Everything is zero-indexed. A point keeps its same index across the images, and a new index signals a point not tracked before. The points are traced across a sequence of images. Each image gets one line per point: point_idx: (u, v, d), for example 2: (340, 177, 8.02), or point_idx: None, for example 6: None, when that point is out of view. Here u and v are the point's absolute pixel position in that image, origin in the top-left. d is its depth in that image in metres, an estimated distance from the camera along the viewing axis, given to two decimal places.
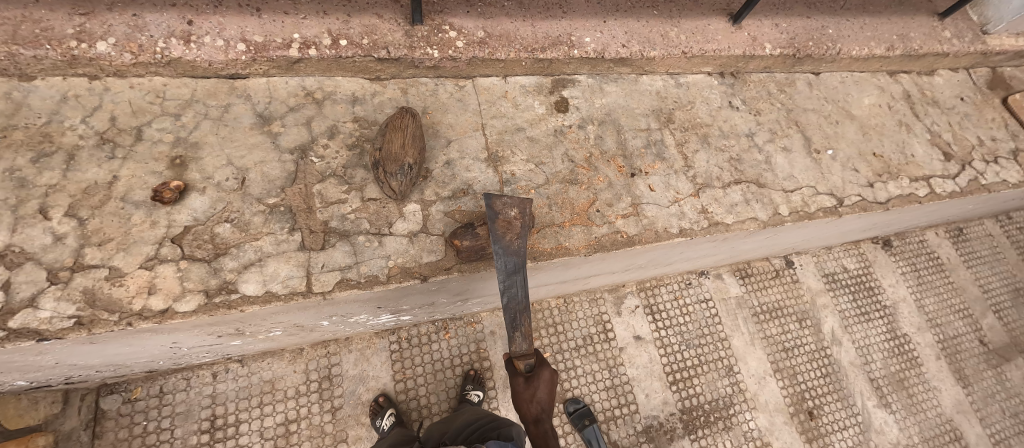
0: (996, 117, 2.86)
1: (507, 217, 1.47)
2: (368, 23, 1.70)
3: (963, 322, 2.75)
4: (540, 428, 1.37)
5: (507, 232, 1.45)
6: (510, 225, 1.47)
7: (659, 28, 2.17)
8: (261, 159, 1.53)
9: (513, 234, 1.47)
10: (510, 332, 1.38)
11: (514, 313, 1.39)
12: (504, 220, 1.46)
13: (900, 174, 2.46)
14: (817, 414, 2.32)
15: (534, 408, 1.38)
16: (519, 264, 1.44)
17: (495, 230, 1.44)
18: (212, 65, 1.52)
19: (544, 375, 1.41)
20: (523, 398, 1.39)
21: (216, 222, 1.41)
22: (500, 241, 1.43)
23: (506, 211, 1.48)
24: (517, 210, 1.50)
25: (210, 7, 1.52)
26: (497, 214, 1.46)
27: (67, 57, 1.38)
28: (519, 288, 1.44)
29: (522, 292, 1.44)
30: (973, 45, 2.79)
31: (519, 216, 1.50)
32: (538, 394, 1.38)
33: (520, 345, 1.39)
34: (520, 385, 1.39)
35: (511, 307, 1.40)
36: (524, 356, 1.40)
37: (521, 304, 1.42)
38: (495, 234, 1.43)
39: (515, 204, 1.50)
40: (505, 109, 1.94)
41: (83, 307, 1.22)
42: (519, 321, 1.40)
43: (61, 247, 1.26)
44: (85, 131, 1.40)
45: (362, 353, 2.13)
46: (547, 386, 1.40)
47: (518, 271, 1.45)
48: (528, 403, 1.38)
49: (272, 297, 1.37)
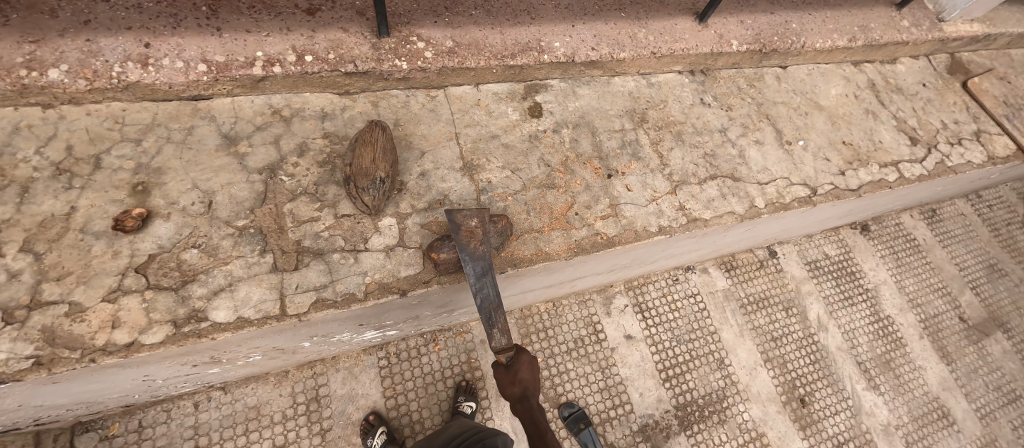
0: (958, 100, 2.95)
1: (469, 227, 1.47)
2: (334, 37, 1.67)
3: (942, 300, 2.82)
4: (526, 409, 1.36)
5: (472, 241, 1.45)
6: (474, 233, 1.47)
7: (627, 30, 2.20)
8: (228, 180, 1.49)
9: (478, 241, 1.47)
10: (488, 330, 1.40)
11: (489, 313, 1.42)
12: (467, 229, 1.46)
13: (870, 161, 2.52)
14: (809, 401, 2.34)
15: (517, 390, 1.36)
16: (487, 266, 1.44)
17: (460, 241, 1.44)
18: (172, 88, 1.48)
19: (524, 358, 1.39)
20: (505, 382, 1.37)
21: (182, 248, 1.36)
22: (465, 249, 1.43)
23: (467, 221, 1.47)
24: (478, 219, 1.50)
25: (167, 28, 1.48)
26: (458, 226, 1.45)
27: (17, 86, 1.32)
28: (490, 289, 1.44)
29: (494, 292, 1.45)
30: (931, 32, 2.88)
31: (479, 225, 1.49)
32: (519, 376, 1.37)
33: (499, 340, 1.40)
34: (501, 370, 1.38)
35: (485, 307, 1.43)
36: (503, 350, 1.41)
37: (495, 303, 1.44)
38: (460, 245, 1.43)
39: (474, 214, 1.50)
40: (478, 117, 1.93)
41: (42, 345, 1.17)
42: (496, 318, 1.42)
43: (16, 285, 1.21)
44: (40, 162, 1.35)
45: (350, 371, 2.08)
46: (528, 368, 1.39)
47: (487, 274, 1.45)
48: (511, 386, 1.36)
49: (244, 323, 1.33)
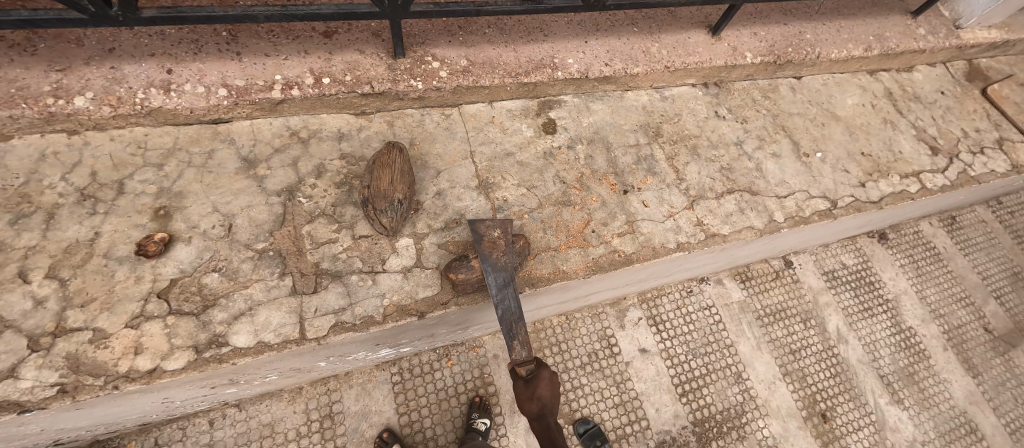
0: (978, 108, 2.90)
1: (491, 237, 1.51)
2: (351, 59, 1.69)
3: (966, 311, 2.74)
4: (541, 426, 1.38)
5: (494, 252, 1.48)
6: (496, 244, 1.51)
7: (640, 44, 2.19)
8: (247, 203, 1.50)
9: (500, 252, 1.50)
10: (508, 342, 1.38)
11: (510, 324, 1.40)
12: (489, 240, 1.50)
13: (890, 171, 2.47)
14: (831, 416, 2.28)
15: (534, 406, 1.37)
16: (509, 278, 1.46)
17: (482, 250, 1.47)
18: (193, 112, 1.50)
19: (545, 374, 1.39)
20: (522, 398, 1.38)
21: (203, 272, 1.37)
22: (487, 259, 1.46)
23: (490, 232, 1.51)
24: (500, 231, 1.53)
25: (189, 54, 1.51)
26: (481, 236, 1.49)
27: (44, 114, 1.34)
28: (511, 300, 1.44)
29: (515, 304, 1.44)
30: (948, 40, 2.84)
31: (502, 236, 1.53)
32: (538, 394, 1.37)
33: (520, 352, 1.38)
34: (519, 386, 1.39)
35: (506, 318, 1.41)
36: (524, 363, 1.38)
37: (515, 315, 1.42)
38: (482, 254, 1.46)
39: (498, 225, 1.54)
40: (493, 134, 1.93)
41: (66, 373, 1.18)
42: (516, 331, 1.40)
43: (41, 312, 1.22)
44: (65, 188, 1.37)
45: (363, 388, 2.07)
46: (548, 385, 1.39)
47: (508, 284, 1.46)
48: (528, 403, 1.37)
49: (264, 347, 1.33)
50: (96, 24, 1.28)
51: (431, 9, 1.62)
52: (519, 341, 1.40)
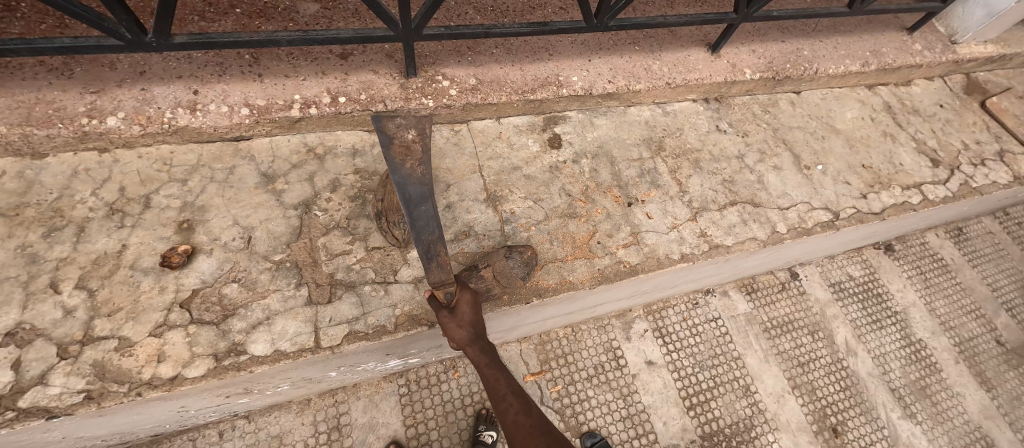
0: (977, 121, 2.94)
1: (404, 142, 1.41)
2: (365, 79, 1.77)
3: (977, 323, 2.73)
4: (478, 349, 1.30)
5: (407, 161, 1.39)
6: (409, 150, 1.41)
7: (642, 62, 2.27)
8: (266, 216, 1.56)
9: (414, 161, 1.40)
10: (425, 264, 1.34)
11: (428, 245, 1.36)
12: (402, 145, 1.40)
13: (891, 183, 2.51)
14: (842, 431, 2.27)
15: (466, 331, 1.29)
16: (426, 192, 1.38)
17: (393, 160, 1.38)
18: (217, 130, 1.57)
19: (464, 297, 1.33)
20: (451, 326, 1.28)
21: (223, 282, 1.43)
22: (398, 170, 1.37)
23: (401, 134, 1.41)
24: (415, 133, 1.43)
25: (214, 76, 1.59)
26: (390, 140, 1.40)
27: (79, 133, 1.42)
28: (428, 217, 1.38)
29: (434, 223, 1.38)
30: (944, 55, 2.90)
31: (417, 140, 1.43)
32: (464, 317, 1.30)
33: (438, 275, 1.34)
34: (445, 315, 1.29)
35: (424, 238, 1.36)
36: (443, 287, 1.33)
37: (434, 234, 1.37)
38: (393, 164, 1.37)
39: (410, 126, 1.44)
40: (500, 149, 2.00)
41: (93, 380, 1.23)
42: (434, 252, 1.35)
43: (70, 321, 1.28)
44: (95, 203, 1.44)
45: (370, 399, 2.08)
46: (471, 307, 1.33)
47: (424, 199, 1.38)
48: (458, 329, 1.29)
49: (281, 356, 1.38)
50: (131, 49, 1.37)
51: (442, 32, 1.70)
52: (437, 263, 1.36)
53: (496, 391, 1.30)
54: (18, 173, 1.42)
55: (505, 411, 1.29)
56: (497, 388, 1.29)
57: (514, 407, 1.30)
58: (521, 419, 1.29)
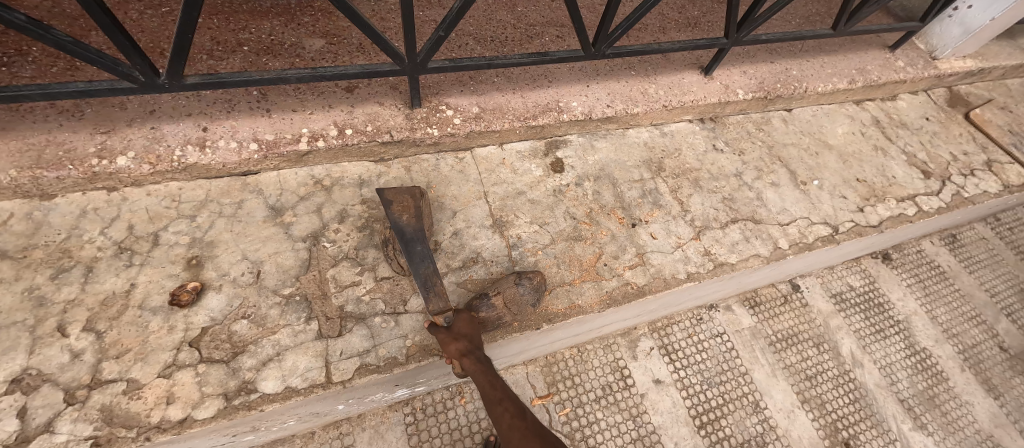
0: (963, 132, 3.03)
1: (401, 202, 1.55)
2: (371, 111, 1.80)
3: (978, 329, 2.69)
4: (472, 359, 1.32)
5: (403, 215, 1.52)
6: (406, 208, 1.55)
7: (639, 86, 2.33)
8: (275, 249, 1.56)
9: (410, 215, 1.54)
10: (424, 293, 1.40)
11: (426, 278, 1.44)
12: (399, 204, 1.54)
13: (886, 196, 2.55)
14: (854, 445, 2.19)
15: (461, 344, 1.34)
16: (421, 237, 1.50)
17: (392, 214, 1.51)
18: (225, 166, 1.59)
19: (462, 317, 1.42)
20: (447, 341, 1.33)
21: (233, 319, 1.41)
22: (396, 222, 1.50)
23: (398, 197, 1.55)
24: (409, 195, 1.58)
25: (223, 113, 1.62)
26: (390, 201, 1.53)
27: (88, 174, 1.43)
28: (425, 257, 1.48)
29: (429, 260, 1.49)
30: (926, 70, 3.01)
31: (412, 200, 1.57)
32: (461, 331, 1.37)
33: (436, 302, 1.40)
34: (441, 331, 1.35)
35: (422, 273, 1.44)
36: (442, 312, 1.41)
37: (430, 269, 1.46)
38: (393, 218, 1.50)
39: (405, 191, 1.58)
40: (504, 175, 2.02)
41: (101, 425, 1.20)
42: (431, 284, 1.43)
43: (78, 365, 1.25)
44: (103, 242, 1.44)
45: (376, 430, 1.87)
46: (468, 325, 1.40)
47: (420, 242, 1.50)
48: (454, 342, 1.33)
49: (292, 392, 1.35)
50: (144, 91, 1.40)
51: (447, 65, 1.75)
52: (435, 295, 1.42)
53: (491, 396, 1.27)
54: (26, 215, 1.42)
55: (501, 415, 1.23)
56: (492, 392, 1.27)
57: (510, 410, 1.25)
58: (516, 422, 1.22)
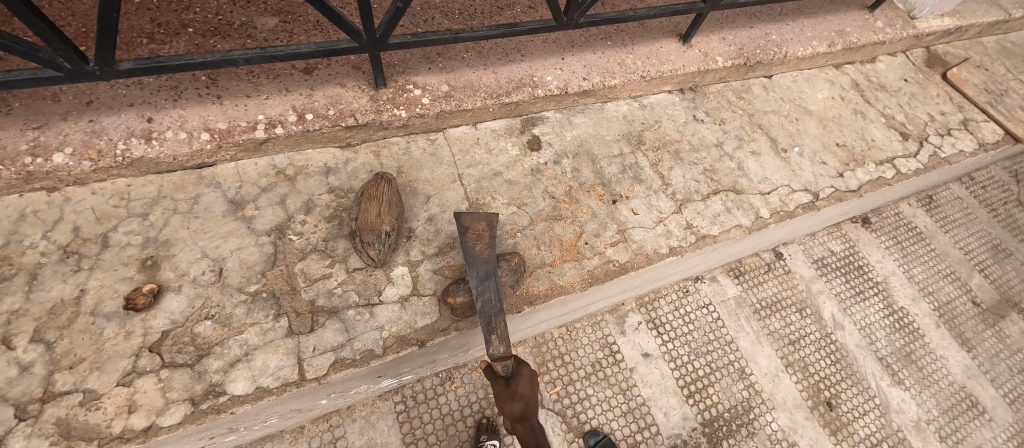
0: (941, 92, 3.02)
1: (476, 229, 1.48)
2: (333, 93, 1.70)
3: (953, 286, 2.74)
4: (526, 426, 1.30)
5: (478, 245, 1.45)
6: (481, 236, 1.48)
7: (615, 57, 2.24)
8: (237, 245, 1.48)
9: (484, 245, 1.47)
10: (486, 335, 1.36)
11: (490, 318, 1.39)
12: (474, 232, 1.47)
13: (865, 160, 2.54)
14: (836, 404, 2.22)
15: (518, 405, 1.31)
16: (491, 271, 1.44)
17: (466, 242, 1.45)
18: (176, 159, 1.49)
19: (523, 371, 1.37)
20: (504, 397, 1.32)
21: (195, 321, 1.34)
22: (469, 251, 1.44)
23: (474, 223, 1.48)
24: (486, 223, 1.49)
25: (169, 101, 1.51)
26: (465, 227, 1.47)
27: (22, 174, 1.32)
28: (492, 293, 1.43)
29: (496, 297, 1.43)
30: (905, 30, 2.97)
31: (487, 228, 1.49)
32: (519, 389, 1.33)
33: (497, 347, 1.35)
34: (500, 385, 1.34)
35: (487, 311, 1.39)
36: (502, 359, 1.36)
37: (495, 308, 1.41)
38: (466, 246, 1.44)
39: (483, 217, 1.50)
40: (479, 156, 1.94)
41: (58, 440, 1.13)
42: (495, 324, 1.38)
43: (28, 378, 1.18)
44: (47, 246, 1.34)
45: (368, 420, 1.81)
46: (528, 382, 1.36)
47: (490, 276, 1.44)
48: (510, 401, 1.31)
49: (264, 392, 1.30)
50: (72, 80, 1.28)
51: (409, 40, 1.65)
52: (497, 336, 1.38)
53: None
54: None
55: None
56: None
57: None
58: None
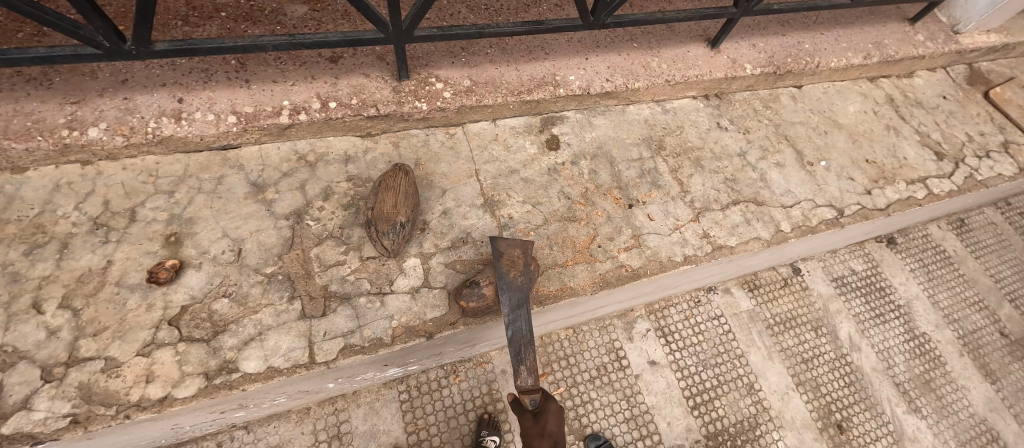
0: (981, 112, 2.90)
1: (511, 256, 1.50)
2: (357, 83, 1.72)
3: (980, 315, 2.63)
4: None
5: (511, 271, 1.48)
6: (515, 263, 1.50)
7: (640, 59, 2.21)
8: (256, 227, 1.52)
9: (517, 271, 1.49)
10: (516, 366, 1.38)
11: (519, 347, 1.41)
12: (509, 258, 1.49)
13: (895, 178, 2.46)
14: (847, 427, 2.17)
15: (546, 444, 1.34)
16: (523, 299, 1.47)
17: (500, 268, 1.47)
18: (203, 139, 1.53)
19: (552, 408, 1.39)
20: (533, 434, 1.35)
21: (213, 298, 1.38)
22: (503, 278, 1.46)
23: (509, 250, 1.50)
24: (521, 249, 1.52)
25: (200, 83, 1.55)
26: (501, 253, 1.48)
27: (59, 146, 1.38)
28: (523, 322, 1.45)
29: (526, 326, 1.45)
30: (947, 45, 2.85)
31: (522, 255, 1.52)
32: (547, 428, 1.35)
33: (526, 379, 1.37)
34: (528, 420, 1.37)
35: (517, 340, 1.42)
36: (530, 393, 1.37)
37: (525, 337, 1.43)
38: (500, 272, 1.46)
39: (519, 243, 1.52)
40: (497, 152, 1.94)
41: (79, 403, 1.18)
42: (525, 355, 1.40)
43: (55, 342, 1.23)
44: (78, 218, 1.40)
45: (371, 407, 1.84)
46: (555, 418, 1.38)
47: (521, 304, 1.46)
48: (538, 439, 1.34)
49: (275, 372, 1.33)
50: (110, 58, 1.33)
51: (434, 33, 1.66)
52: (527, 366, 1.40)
53: None
54: None
55: None
56: None
57: None
58: None
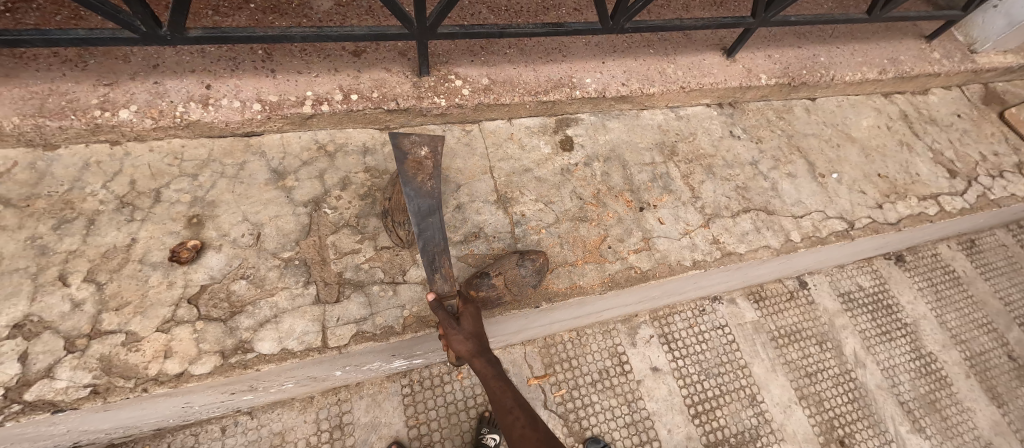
0: (995, 131, 2.89)
1: (417, 157, 1.36)
2: (378, 77, 1.75)
3: (988, 337, 2.62)
4: (482, 361, 1.24)
5: (418, 175, 1.36)
6: (421, 165, 1.37)
7: (656, 65, 2.24)
8: (275, 213, 1.55)
9: (426, 176, 1.38)
10: (431, 275, 1.34)
11: (434, 255, 1.36)
12: (414, 160, 1.36)
13: (907, 193, 2.46)
14: (849, 443, 2.16)
15: (467, 344, 1.24)
16: (434, 205, 1.38)
17: (405, 172, 1.35)
18: (228, 125, 1.56)
19: (468, 310, 1.30)
20: (455, 338, 1.23)
21: (232, 279, 1.42)
22: (409, 183, 1.35)
23: (415, 149, 1.36)
24: (429, 149, 1.38)
25: (227, 71, 1.59)
26: (405, 155, 1.35)
27: (91, 126, 1.42)
28: (435, 228, 1.39)
29: (438, 233, 1.39)
30: (964, 64, 2.84)
31: (430, 156, 1.38)
32: (466, 327, 1.25)
33: (441, 285, 1.34)
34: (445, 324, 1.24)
35: (428, 249, 1.36)
36: (447, 297, 1.32)
37: (438, 245, 1.38)
38: (404, 177, 1.35)
39: (426, 142, 1.37)
40: (511, 151, 1.97)
41: (99, 374, 1.21)
42: (439, 263, 1.36)
43: (78, 314, 1.27)
44: (106, 196, 1.44)
45: (374, 399, 1.86)
46: (473, 319, 1.29)
47: (432, 212, 1.39)
48: (459, 341, 1.23)
49: (288, 354, 1.36)
50: (145, 42, 1.37)
51: (457, 31, 1.69)
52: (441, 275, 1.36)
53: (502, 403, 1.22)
54: (30, 164, 1.42)
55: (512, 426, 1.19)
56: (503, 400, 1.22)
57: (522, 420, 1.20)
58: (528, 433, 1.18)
